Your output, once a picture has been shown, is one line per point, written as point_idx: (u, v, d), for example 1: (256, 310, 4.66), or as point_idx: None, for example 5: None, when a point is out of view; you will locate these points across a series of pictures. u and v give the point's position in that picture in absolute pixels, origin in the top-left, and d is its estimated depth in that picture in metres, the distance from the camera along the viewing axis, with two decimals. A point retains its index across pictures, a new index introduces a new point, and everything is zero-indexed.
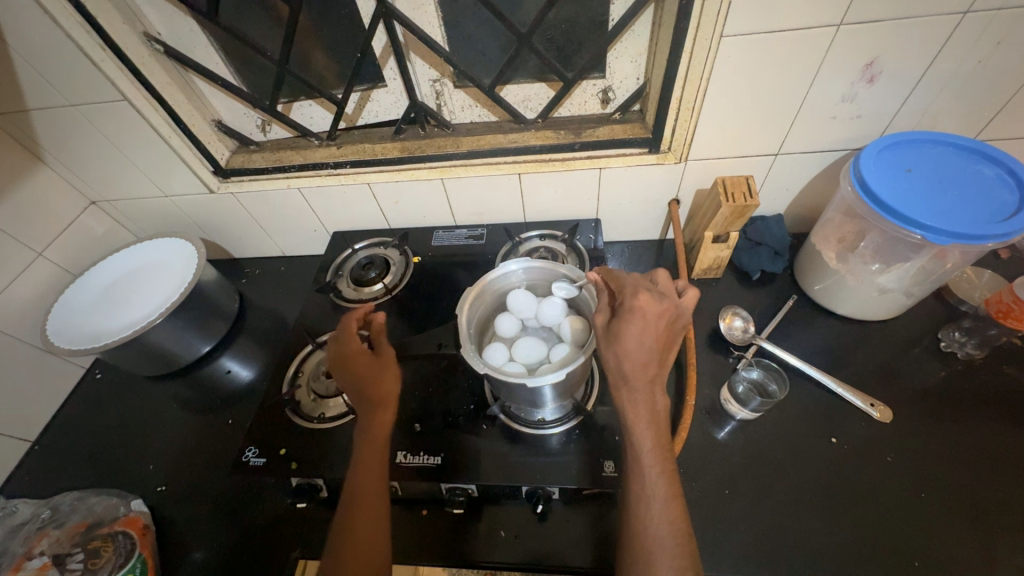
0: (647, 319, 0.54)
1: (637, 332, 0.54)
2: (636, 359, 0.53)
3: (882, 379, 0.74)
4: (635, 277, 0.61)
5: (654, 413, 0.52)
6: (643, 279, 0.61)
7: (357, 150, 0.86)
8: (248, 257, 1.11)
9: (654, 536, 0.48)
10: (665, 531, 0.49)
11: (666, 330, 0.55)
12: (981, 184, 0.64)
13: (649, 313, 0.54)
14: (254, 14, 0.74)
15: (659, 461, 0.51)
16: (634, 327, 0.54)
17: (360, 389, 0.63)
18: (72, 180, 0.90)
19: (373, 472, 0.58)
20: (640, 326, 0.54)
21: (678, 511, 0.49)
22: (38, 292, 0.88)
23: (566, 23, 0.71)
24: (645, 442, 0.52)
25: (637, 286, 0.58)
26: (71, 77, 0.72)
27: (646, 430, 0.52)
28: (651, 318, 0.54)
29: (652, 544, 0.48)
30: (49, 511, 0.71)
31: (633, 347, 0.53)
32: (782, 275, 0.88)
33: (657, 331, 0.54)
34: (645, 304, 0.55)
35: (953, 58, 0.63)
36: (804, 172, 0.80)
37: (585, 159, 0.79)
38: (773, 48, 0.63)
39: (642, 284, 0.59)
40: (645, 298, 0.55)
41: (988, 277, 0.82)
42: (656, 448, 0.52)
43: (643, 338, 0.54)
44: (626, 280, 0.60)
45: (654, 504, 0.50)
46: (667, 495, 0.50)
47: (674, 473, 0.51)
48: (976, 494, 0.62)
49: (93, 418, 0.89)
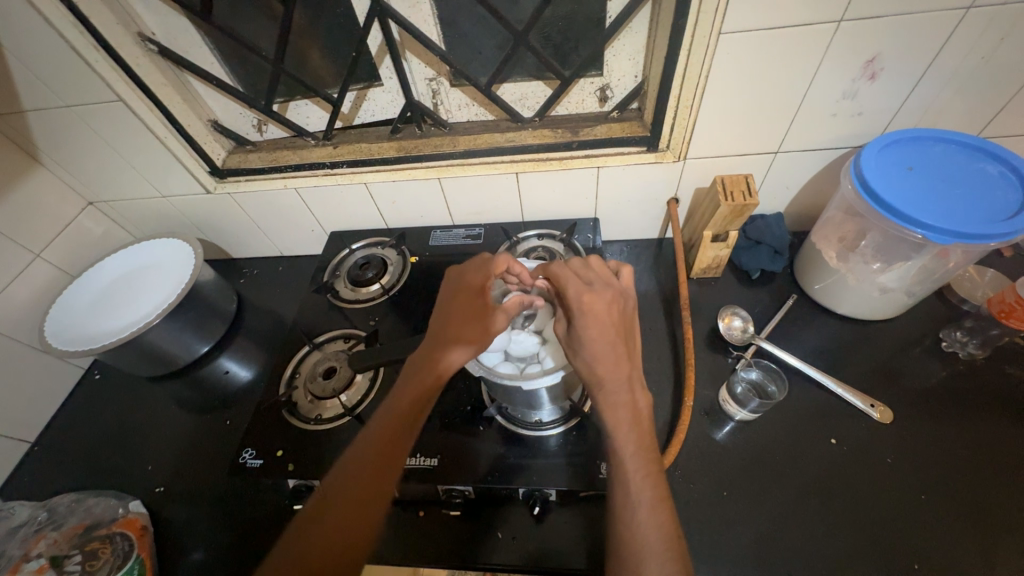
0: (601, 316, 0.56)
1: (599, 333, 0.55)
2: (607, 359, 0.55)
3: (883, 380, 0.73)
4: (574, 267, 0.61)
5: (635, 412, 0.54)
6: (580, 267, 0.61)
7: (354, 149, 0.86)
8: (246, 257, 1.11)
9: (643, 539, 0.47)
10: (655, 536, 0.47)
11: (622, 318, 0.58)
12: (984, 181, 0.64)
13: (599, 311, 0.56)
14: (248, 12, 0.73)
15: (643, 464, 0.51)
16: (593, 329, 0.55)
17: (440, 347, 0.61)
18: (69, 182, 0.90)
19: (385, 464, 0.55)
20: (598, 324, 0.56)
21: (666, 516, 0.49)
22: (36, 293, 0.88)
23: (563, 20, 0.70)
24: (629, 444, 0.52)
25: (577, 281, 0.59)
26: (65, 78, 0.72)
27: (628, 430, 0.53)
28: (603, 315, 0.56)
29: (642, 549, 0.47)
30: (46, 513, 0.71)
31: (601, 344, 0.55)
32: (782, 274, 0.87)
33: (613, 324, 0.56)
34: (593, 302, 0.57)
35: (957, 55, 0.62)
36: (803, 171, 0.79)
37: (582, 158, 0.79)
38: (772, 46, 0.62)
39: (578, 276, 0.60)
40: (591, 297, 0.57)
41: (991, 275, 0.81)
42: (640, 450, 0.52)
43: (605, 335, 0.55)
44: (565, 274, 0.60)
45: (640, 508, 0.49)
46: (652, 500, 0.49)
47: (659, 475, 0.51)
48: (976, 494, 0.61)
49: (91, 420, 0.89)
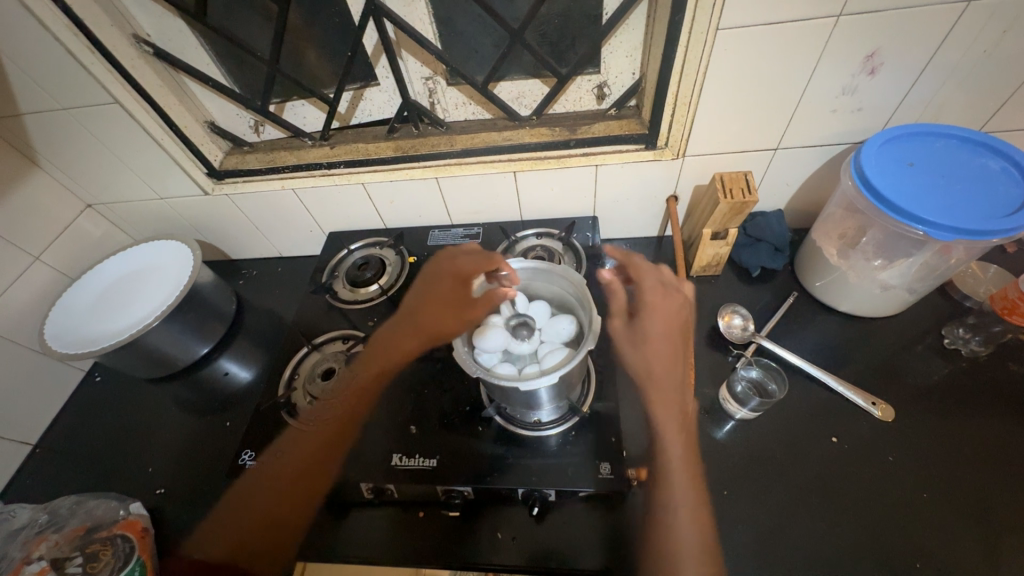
0: (666, 313, 0.76)
1: (663, 329, 0.74)
2: (665, 358, 0.72)
3: (884, 378, 0.72)
4: (651, 275, 0.82)
5: (685, 416, 0.68)
6: (657, 273, 0.82)
7: (351, 149, 0.85)
8: (246, 258, 1.11)
9: (683, 540, 0.59)
10: (688, 536, 0.59)
11: (683, 318, 0.76)
12: (986, 177, 0.63)
13: (664, 310, 0.76)
14: (243, 13, 0.73)
15: (688, 471, 0.64)
16: (659, 325, 0.74)
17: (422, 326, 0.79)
18: (68, 184, 0.90)
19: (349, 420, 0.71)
20: (660, 319, 0.75)
21: (703, 519, 0.61)
22: (36, 296, 0.88)
23: (559, 17, 0.69)
24: (676, 453, 0.66)
25: (654, 283, 0.80)
26: (61, 81, 0.72)
27: (677, 439, 0.66)
28: (666, 314, 0.76)
29: (679, 548, 0.59)
30: (47, 516, 0.71)
31: (662, 342, 0.73)
32: (782, 271, 0.87)
33: (675, 324, 0.75)
34: (659, 303, 0.77)
35: (958, 48, 0.61)
36: (803, 167, 0.78)
37: (580, 156, 0.78)
38: (770, 42, 0.61)
39: (648, 275, 0.82)
40: (658, 298, 0.78)
41: (993, 271, 0.80)
42: (684, 464, 0.65)
43: (668, 332, 0.74)
44: (644, 274, 0.82)
45: (677, 515, 0.61)
46: (693, 505, 0.62)
47: (699, 491, 0.63)
48: (979, 492, 0.61)
49: (92, 422, 0.89)
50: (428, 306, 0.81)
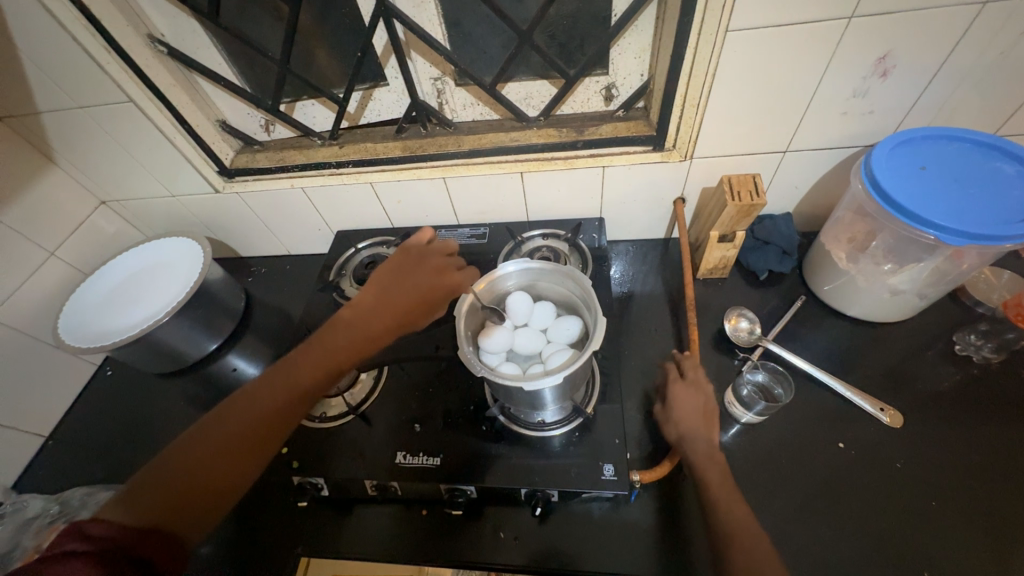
0: (689, 401, 0.64)
1: (684, 412, 0.63)
2: (690, 423, 0.62)
3: (893, 383, 0.72)
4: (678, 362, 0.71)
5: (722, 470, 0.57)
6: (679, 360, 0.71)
7: (359, 149, 0.86)
8: (255, 256, 1.12)
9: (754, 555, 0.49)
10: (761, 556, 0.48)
11: (707, 403, 0.64)
12: (999, 181, 0.62)
13: (685, 397, 0.65)
14: (256, 14, 0.74)
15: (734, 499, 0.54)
16: (679, 409, 0.64)
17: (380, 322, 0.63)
18: (82, 181, 0.91)
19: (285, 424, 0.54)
20: (682, 407, 0.64)
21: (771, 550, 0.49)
22: (51, 291, 0.90)
23: (568, 18, 0.70)
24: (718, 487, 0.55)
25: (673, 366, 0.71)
26: (78, 80, 0.73)
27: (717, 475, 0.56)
28: (692, 400, 0.64)
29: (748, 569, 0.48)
30: (58, 506, 0.72)
31: (686, 422, 0.62)
32: (790, 275, 0.86)
33: (698, 409, 0.63)
34: (679, 390, 0.66)
35: (973, 51, 0.60)
36: (813, 171, 0.78)
37: (587, 157, 0.78)
38: (780, 43, 0.61)
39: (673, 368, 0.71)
40: (678, 386, 0.66)
41: (1007, 277, 0.79)
42: (726, 492, 0.55)
43: (690, 415, 0.63)
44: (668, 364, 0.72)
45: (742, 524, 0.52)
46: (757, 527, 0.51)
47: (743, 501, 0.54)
48: (990, 500, 0.60)
49: (103, 416, 0.91)
50: (393, 293, 0.65)
